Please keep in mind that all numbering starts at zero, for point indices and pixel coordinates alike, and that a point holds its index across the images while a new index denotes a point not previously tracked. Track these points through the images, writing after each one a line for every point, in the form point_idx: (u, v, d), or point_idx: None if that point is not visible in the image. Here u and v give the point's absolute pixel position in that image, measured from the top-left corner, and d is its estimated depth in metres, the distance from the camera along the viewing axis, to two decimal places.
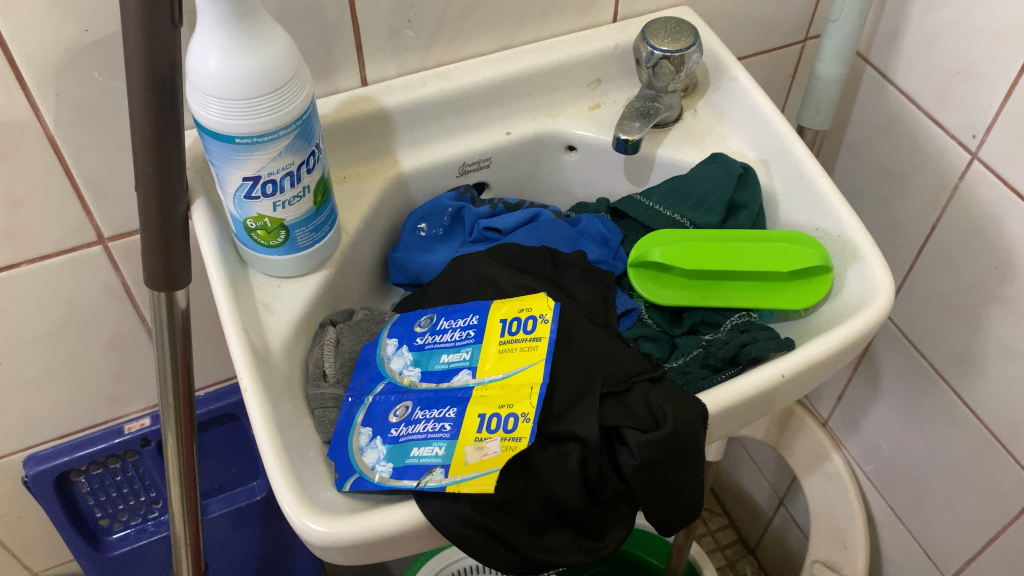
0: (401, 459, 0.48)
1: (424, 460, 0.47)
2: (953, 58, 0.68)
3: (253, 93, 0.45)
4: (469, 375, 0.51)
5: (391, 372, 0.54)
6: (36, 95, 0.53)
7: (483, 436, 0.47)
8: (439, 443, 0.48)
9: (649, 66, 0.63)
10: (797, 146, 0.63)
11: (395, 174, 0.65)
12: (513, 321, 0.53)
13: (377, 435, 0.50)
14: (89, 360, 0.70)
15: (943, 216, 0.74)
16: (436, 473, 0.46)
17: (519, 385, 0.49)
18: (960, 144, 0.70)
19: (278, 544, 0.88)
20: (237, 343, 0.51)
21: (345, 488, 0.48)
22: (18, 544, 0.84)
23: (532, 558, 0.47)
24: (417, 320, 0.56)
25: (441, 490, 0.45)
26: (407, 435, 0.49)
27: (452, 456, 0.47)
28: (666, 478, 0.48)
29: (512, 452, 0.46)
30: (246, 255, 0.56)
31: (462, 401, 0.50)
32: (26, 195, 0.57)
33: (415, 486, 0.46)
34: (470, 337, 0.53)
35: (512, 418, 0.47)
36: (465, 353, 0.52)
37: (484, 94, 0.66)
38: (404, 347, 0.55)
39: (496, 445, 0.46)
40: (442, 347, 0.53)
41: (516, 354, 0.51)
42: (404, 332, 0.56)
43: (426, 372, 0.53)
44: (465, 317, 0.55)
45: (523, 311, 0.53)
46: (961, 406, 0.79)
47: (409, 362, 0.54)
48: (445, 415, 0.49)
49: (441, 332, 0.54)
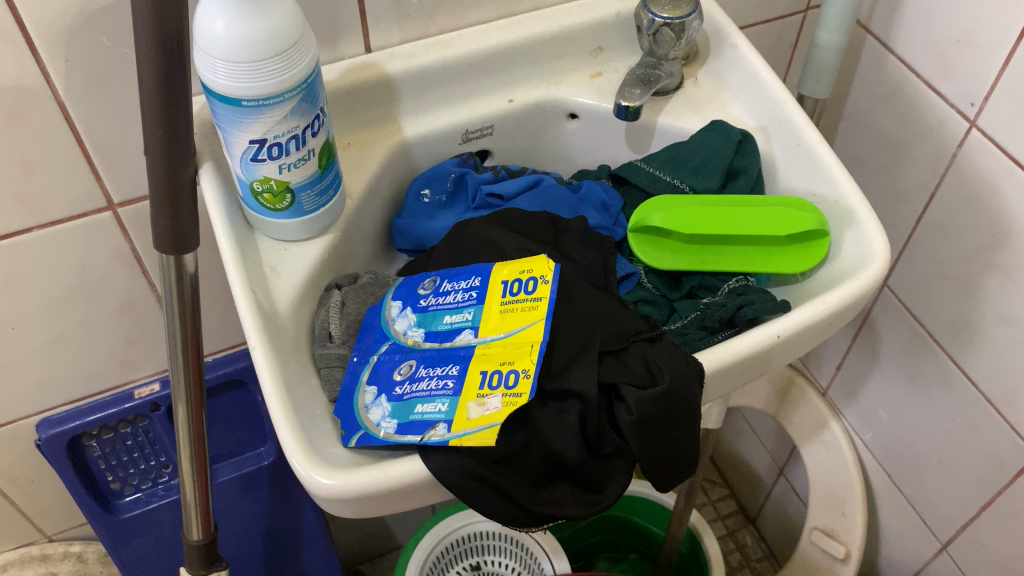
0: (405, 415, 0.49)
1: (427, 416, 0.48)
2: (952, 27, 0.68)
3: (260, 56, 0.46)
4: (472, 335, 0.52)
5: (396, 333, 0.55)
6: (46, 61, 0.54)
7: (485, 392, 0.48)
8: (443, 400, 0.49)
9: (650, 34, 0.63)
10: (796, 113, 0.64)
11: (399, 141, 0.66)
12: (514, 282, 0.54)
13: (382, 392, 0.51)
14: (100, 326, 0.72)
15: (942, 184, 0.75)
16: (440, 428, 0.48)
17: (520, 343, 0.50)
18: (959, 113, 0.70)
19: (286, 508, 0.90)
20: (246, 304, 0.52)
21: (351, 444, 0.50)
22: (30, 506, 0.86)
23: (531, 510, 0.49)
24: (421, 283, 0.57)
25: (444, 444, 0.47)
26: (411, 392, 0.50)
27: (455, 412, 0.48)
28: (663, 434, 0.49)
29: (513, 407, 0.47)
30: (253, 218, 0.57)
31: (465, 359, 0.51)
32: (37, 160, 0.58)
33: (419, 440, 0.47)
34: (472, 298, 0.54)
35: (513, 375, 0.49)
36: (468, 314, 0.53)
37: (486, 62, 0.67)
38: (408, 309, 0.56)
39: (497, 400, 0.48)
40: (445, 309, 0.55)
41: (518, 314, 0.52)
42: (408, 295, 0.57)
43: (430, 332, 0.54)
44: (468, 279, 0.56)
45: (524, 273, 0.55)
46: (957, 373, 0.80)
47: (413, 323, 0.55)
48: (448, 372, 0.50)
49: (444, 294, 0.56)
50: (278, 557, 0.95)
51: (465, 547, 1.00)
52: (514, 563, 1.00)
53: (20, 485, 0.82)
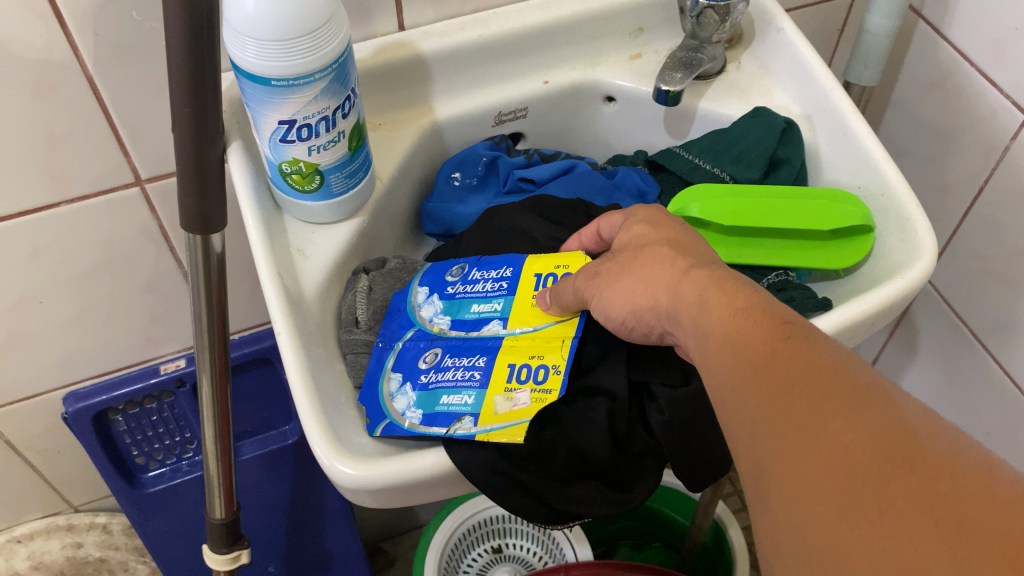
0: (430, 406, 0.48)
1: (453, 408, 0.47)
2: (1009, 15, 0.65)
3: (290, 34, 0.44)
4: (500, 326, 0.51)
5: (422, 320, 0.54)
6: (74, 34, 0.52)
7: (512, 386, 0.47)
8: (469, 392, 0.48)
9: (693, 16, 0.61)
10: (843, 101, 0.62)
11: (431, 122, 0.64)
12: (547, 276, 0.53)
13: (407, 380, 0.50)
14: (128, 301, 0.72)
15: (992, 176, 0.72)
16: (465, 422, 0.47)
17: (551, 338, 0.49)
18: (1013, 105, 0.67)
19: (309, 487, 0.90)
20: (271, 287, 0.51)
21: (376, 433, 0.48)
22: (57, 477, 0.86)
23: (555, 507, 0.48)
24: (449, 269, 0.56)
25: (470, 438, 0.46)
26: (437, 382, 0.49)
27: (482, 405, 0.47)
28: (697, 434, 0.48)
29: (541, 404, 0.46)
30: (281, 200, 0.56)
31: (493, 350, 0.50)
32: (63, 134, 0.58)
33: (445, 433, 0.46)
34: (503, 288, 0.53)
35: (541, 370, 0.48)
36: (497, 305, 0.52)
37: (523, 41, 0.65)
38: (435, 295, 0.55)
39: (526, 396, 0.47)
40: (474, 297, 0.53)
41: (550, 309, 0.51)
42: (435, 280, 0.56)
43: (457, 321, 0.53)
44: (499, 269, 0.54)
45: (558, 266, 0.53)
46: (999, 372, 0.78)
47: (440, 310, 0.54)
48: (475, 363, 0.49)
49: (473, 282, 0.54)
50: (301, 535, 0.94)
51: (487, 529, 0.99)
52: (536, 546, 0.99)
53: (46, 456, 0.83)
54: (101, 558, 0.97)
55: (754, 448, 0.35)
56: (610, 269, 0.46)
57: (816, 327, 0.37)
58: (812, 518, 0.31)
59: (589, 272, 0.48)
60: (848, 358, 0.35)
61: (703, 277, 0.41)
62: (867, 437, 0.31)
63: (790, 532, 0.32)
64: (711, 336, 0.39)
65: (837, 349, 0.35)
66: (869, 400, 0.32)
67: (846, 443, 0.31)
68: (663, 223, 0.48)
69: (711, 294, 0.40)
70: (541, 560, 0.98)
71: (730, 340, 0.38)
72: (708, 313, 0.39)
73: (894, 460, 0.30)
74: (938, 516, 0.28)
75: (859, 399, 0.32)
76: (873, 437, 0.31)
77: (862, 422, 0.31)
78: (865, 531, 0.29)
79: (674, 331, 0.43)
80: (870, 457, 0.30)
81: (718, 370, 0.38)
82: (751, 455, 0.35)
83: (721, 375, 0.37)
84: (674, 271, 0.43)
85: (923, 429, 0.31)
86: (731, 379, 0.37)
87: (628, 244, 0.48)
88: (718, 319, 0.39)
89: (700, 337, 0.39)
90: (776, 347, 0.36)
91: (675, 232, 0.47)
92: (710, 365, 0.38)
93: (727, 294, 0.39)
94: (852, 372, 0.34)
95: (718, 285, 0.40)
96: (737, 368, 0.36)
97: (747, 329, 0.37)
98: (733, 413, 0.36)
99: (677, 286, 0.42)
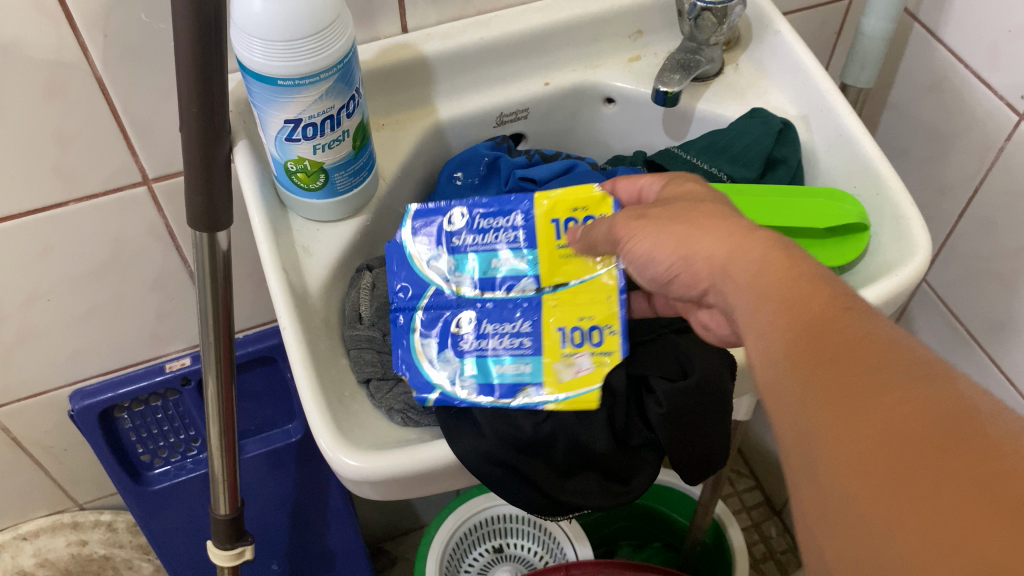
0: (485, 375, 0.50)
1: (513, 377, 0.50)
2: (1003, 17, 0.66)
3: (296, 35, 0.45)
4: (534, 285, 0.53)
5: (437, 280, 0.53)
6: (85, 35, 0.54)
7: (571, 351, 0.51)
8: (526, 361, 0.51)
9: (691, 18, 0.62)
10: (838, 103, 0.63)
11: (433, 123, 0.65)
12: (566, 223, 0.53)
13: (448, 347, 0.52)
14: (134, 299, 0.73)
15: (988, 177, 0.73)
16: (530, 391, 0.50)
17: (592, 296, 0.52)
18: (1007, 106, 0.68)
19: (312, 485, 0.91)
20: (277, 283, 0.52)
21: (430, 403, 0.49)
22: (63, 474, 0.87)
23: (557, 499, 0.49)
24: (447, 215, 0.54)
25: (538, 409, 0.49)
26: (485, 349, 0.51)
27: (543, 374, 0.50)
28: (695, 427, 0.49)
29: (606, 369, 0.50)
30: (286, 198, 0.57)
31: (537, 312, 0.52)
32: (73, 134, 0.59)
33: (510, 404, 0.49)
34: (520, 240, 0.53)
35: (596, 331, 0.51)
36: (522, 260, 0.53)
37: (525, 43, 0.66)
38: (440, 248, 0.54)
39: (587, 360, 0.50)
40: (489, 249, 0.54)
41: (577, 263, 0.53)
42: (432, 229, 0.54)
43: (480, 279, 0.53)
44: (508, 217, 0.54)
45: (579, 209, 0.53)
46: (995, 371, 0.78)
47: (455, 266, 0.54)
48: (521, 328, 0.52)
49: (480, 232, 0.54)
50: (303, 534, 0.95)
51: (488, 529, 1.00)
52: (537, 546, 1.00)
53: (53, 453, 0.84)
54: (106, 556, 0.98)
55: (799, 413, 0.35)
56: (657, 214, 0.46)
57: (865, 300, 0.37)
58: (859, 489, 0.32)
59: (633, 213, 0.47)
60: (900, 333, 0.35)
61: (761, 237, 0.41)
62: (925, 414, 0.31)
63: (835, 501, 0.33)
64: (762, 299, 0.39)
65: (891, 324, 0.36)
66: (926, 376, 0.33)
67: (902, 418, 0.32)
68: (714, 190, 0.48)
69: (768, 256, 0.40)
70: (541, 559, 0.99)
71: (782, 303, 0.38)
72: (760, 277, 0.39)
73: (950, 439, 0.30)
74: (994, 497, 0.29)
75: (914, 375, 0.33)
76: (930, 414, 0.31)
77: (919, 398, 0.32)
78: (917, 503, 0.30)
79: (721, 285, 0.42)
80: (925, 432, 0.31)
81: (765, 334, 0.38)
82: (796, 423, 0.35)
83: (768, 339, 0.38)
84: (727, 226, 0.43)
85: (980, 408, 0.31)
86: (779, 343, 0.37)
87: (676, 197, 0.48)
88: (767, 286, 0.39)
89: (750, 298, 0.40)
90: (830, 316, 0.36)
91: (727, 197, 0.47)
92: (757, 326, 0.39)
93: (782, 259, 0.39)
94: (907, 348, 0.34)
95: (775, 247, 0.40)
96: (788, 333, 0.37)
97: (801, 296, 0.37)
98: (776, 376, 0.37)
99: (733, 243, 0.42)
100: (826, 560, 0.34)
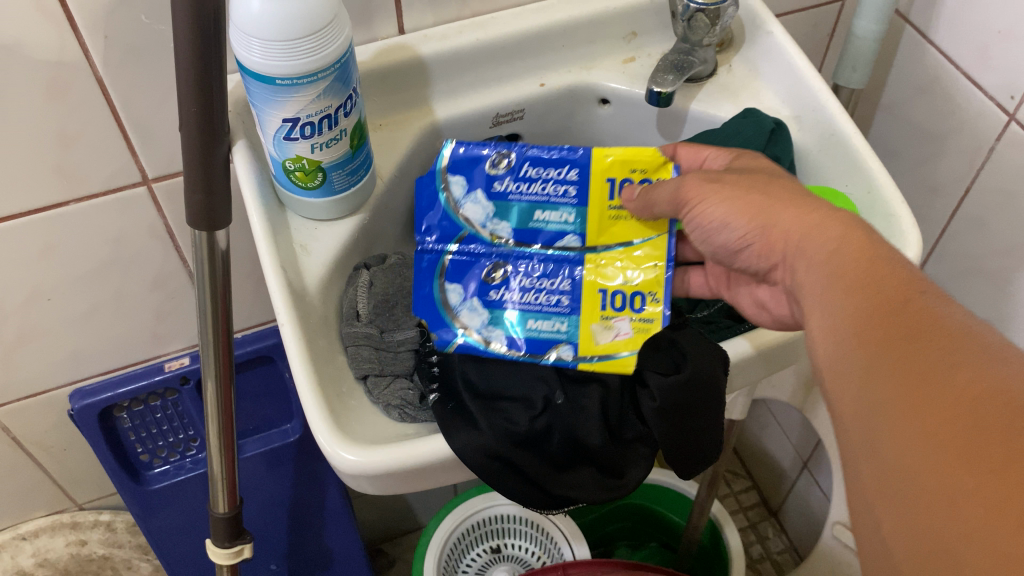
0: (521, 329, 0.54)
1: (548, 335, 0.53)
2: (993, 18, 0.67)
3: (293, 35, 0.46)
4: (577, 243, 0.55)
5: (472, 224, 0.55)
6: (86, 36, 0.54)
7: (609, 315, 0.53)
8: (561, 320, 0.54)
9: (684, 20, 0.63)
10: (831, 103, 0.64)
11: (430, 123, 0.66)
12: (621, 184, 0.53)
13: (476, 296, 0.55)
14: (133, 299, 0.73)
15: (979, 176, 0.74)
16: (564, 350, 0.53)
17: (641, 262, 0.54)
18: (997, 106, 0.69)
19: (310, 485, 0.91)
20: (276, 280, 0.53)
21: (449, 350, 0.54)
22: (63, 474, 0.87)
23: (553, 493, 0.50)
24: (490, 159, 0.54)
25: (571, 367, 0.52)
26: (521, 303, 0.54)
27: (579, 335, 0.53)
28: (688, 421, 0.50)
29: (645, 335, 0.53)
30: (285, 197, 0.58)
31: (577, 271, 0.54)
32: (74, 134, 0.59)
33: (545, 360, 0.53)
34: (570, 195, 0.54)
35: (638, 297, 0.53)
36: (565, 215, 0.54)
37: (521, 44, 0.66)
38: (476, 191, 0.54)
39: (626, 325, 0.53)
40: (533, 200, 0.54)
41: (624, 227, 0.54)
42: (473, 173, 0.54)
43: (517, 230, 0.55)
44: (559, 169, 0.54)
45: (635, 172, 0.53)
46: None
47: (491, 213, 0.55)
48: (561, 286, 0.54)
49: (527, 180, 0.54)
50: (302, 534, 0.96)
51: (486, 529, 1.00)
52: (535, 546, 1.00)
53: (52, 453, 0.84)
54: (105, 556, 0.98)
55: (868, 383, 0.39)
56: (732, 182, 0.50)
57: (940, 287, 0.41)
58: (920, 451, 0.35)
59: (706, 176, 0.50)
60: (970, 318, 0.39)
61: (839, 222, 0.45)
62: (992, 386, 0.35)
63: (893, 467, 0.37)
64: (839, 278, 0.43)
65: (964, 311, 0.39)
66: (995, 354, 0.36)
67: (969, 390, 0.35)
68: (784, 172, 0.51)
69: (847, 241, 0.44)
70: (539, 559, 0.99)
71: (860, 283, 0.41)
72: (837, 259, 0.43)
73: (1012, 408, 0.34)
74: None
75: (985, 353, 0.36)
76: (997, 386, 0.35)
77: (988, 373, 0.35)
78: (975, 465, 0.33)
79: (796, 261, 0.46)
80: (989, 403, 0.34)
81: (840, 309, 0.42)
82: (863, 391, 0.39)
83: (842, 315, 0.41)
84: (804, 206, 0.46)
85: None
86: (854, 319, 0.41)
87: (751, 169, 0.51)
88: (843, 265, 0.43)
89: (826, 277, 0.43)
90: (906, 297, 0.40)
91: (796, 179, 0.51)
92: (831, 303, 0.43)
93: (860, 243, 0.43)
94: (978, 331, 0.38)
95: (854, 233, 0.44)
96: (862, 311, 0.40)
97: (877, 278, 0.41)
98: (848, 349, 0.40)
99: (811, 224, 0.45)
100: (879, 519, 0.37)
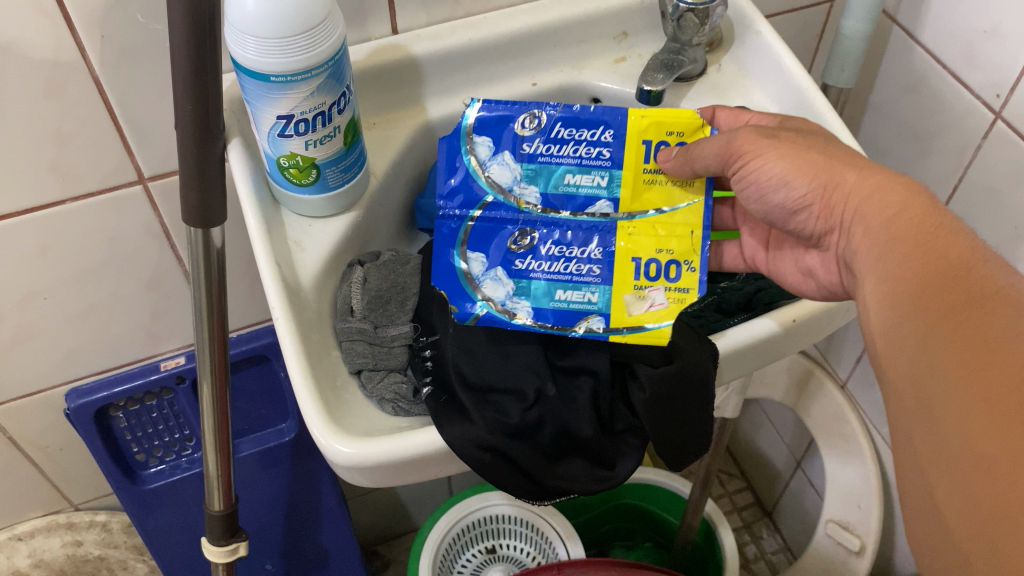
0: (548, 300, 0.52)
1: (577, 305, 0.52)
2: (978, 18, 0.68)
3: (287, 33, 0.47)
4: (610, 209, 0.53)
5: (499, 187, 0.53)
6: (83, 35, 0.55)
7: (643, 285, 0.52)
8: (592, 290, 0.52)
9: (674, 20, 0.64)
10: (818, 100, 0.65)
11: (423, 122, 0.67)
12: (658, 146, 0.52)
13: (500, 265, 0.53)
14: (129, 298, 0.74)
15: (967, 174, 0.75)
16: (595, 322, 0.52)
17: (675, 229, 0.53)
18: (984, 104, 0.70)
19: (306, 484, 0.92)
20: (271, 277, 0.53)
21: (472, 322, 0.52)
22: (58, 474, 0.88)
23: (544, 483, 0.51)
24: (517, 120, 0.52)
25: (603, 339, 0.51)
26: (549, 272, 0.53)
27: (611, 306, 0.52)
28: (675, 411, 0.52)
29: (682, 305, 0.52)
30: (279, 194, 0.58)
31: (610, 239, 0.53)
32: (70, 133, 0.60)
33: (578, 332, 0.52)
34: (604, 158, 0.52)
35: (673, 266, 0.52)
36: (597, 179, 0.52)
37: (513, 44, 0.67)
38: (505, 153, 0.53)
39: (661, 296, 0.52)
40: (565, 163, 0.52)
41: (658, 193, 0.53)
42: (502, 134, 0.52)
43: (546, 195, 0.53)
44: (595, 130, 0.52)
45: (671, 134, 0.52)
46: None
47: (519, 176, 0.53)
48: (592, 255, 0.53)
49: (558, 142, 0.52)
50: (297, 533, 0.96)
51: (481, 530, 1.01)
52: (530, 546, 1.00)
53: (48, 453, 0.84)
54: (100, 557, 0.98)
55: (928, 346, 0.41)
56: (788, 140, 0.51)
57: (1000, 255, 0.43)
58: (978, 416, 0.38)
59: (761, 134, 0.51)
60: None
61: (901, 191, 0.47)
62: None
63: (946, 428, 0.40)
64: (902, 244, 0.45)
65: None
66: None
67: None
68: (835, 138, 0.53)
69: (909, 210, 0.46)
70: (534, 560, 1.00)
71: (924, 249, 0.44)
72: (900, 226, 0.45)
73: None
74: None
75: None
76: None
77: None
78: None
79: (855, 225, 0.48)
80: None
81: (902, 273, 0.44)
82: (922, 354, 0.42)
83: (904, 279, 0.44)
84: (865, 174, 0.48)
85: None
86: (915, 285, 0.43)
87: (806, 133, 0.52)
88: (904, 233, 0.45)
89: (889, 242, 0.46)
90: (970, 265, 0.42)
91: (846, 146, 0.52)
92: (894, 266, 0.45)
93: (923, 212, 0.45)
94: None
95: (917, 202, 0.46)
96: (925, 276, 0.43)
97: (941, 246, 0.43)
98: (908, 312, 0.43)
99: (872, 190, 0.48)
100: (927, 476, 0.41)
